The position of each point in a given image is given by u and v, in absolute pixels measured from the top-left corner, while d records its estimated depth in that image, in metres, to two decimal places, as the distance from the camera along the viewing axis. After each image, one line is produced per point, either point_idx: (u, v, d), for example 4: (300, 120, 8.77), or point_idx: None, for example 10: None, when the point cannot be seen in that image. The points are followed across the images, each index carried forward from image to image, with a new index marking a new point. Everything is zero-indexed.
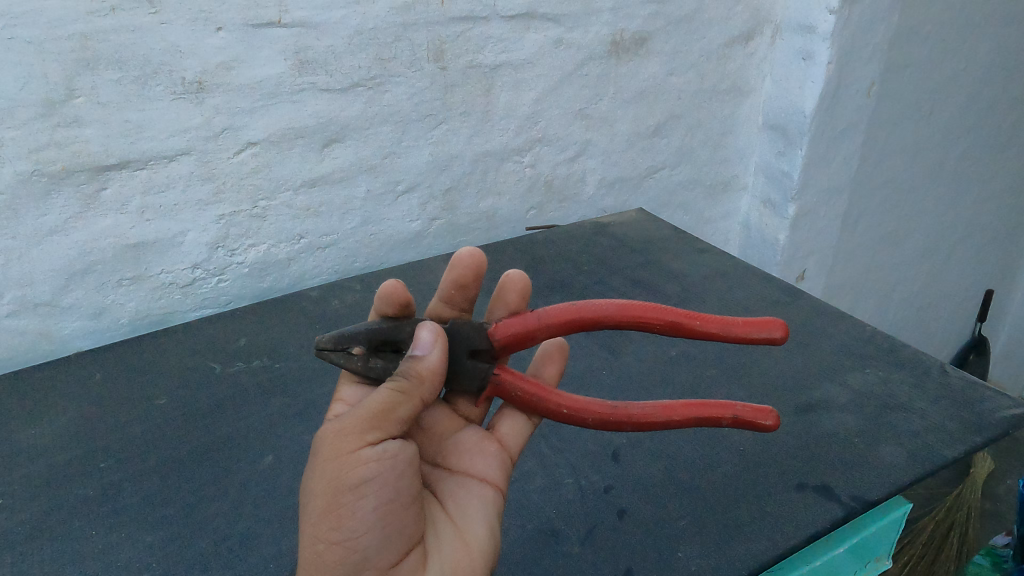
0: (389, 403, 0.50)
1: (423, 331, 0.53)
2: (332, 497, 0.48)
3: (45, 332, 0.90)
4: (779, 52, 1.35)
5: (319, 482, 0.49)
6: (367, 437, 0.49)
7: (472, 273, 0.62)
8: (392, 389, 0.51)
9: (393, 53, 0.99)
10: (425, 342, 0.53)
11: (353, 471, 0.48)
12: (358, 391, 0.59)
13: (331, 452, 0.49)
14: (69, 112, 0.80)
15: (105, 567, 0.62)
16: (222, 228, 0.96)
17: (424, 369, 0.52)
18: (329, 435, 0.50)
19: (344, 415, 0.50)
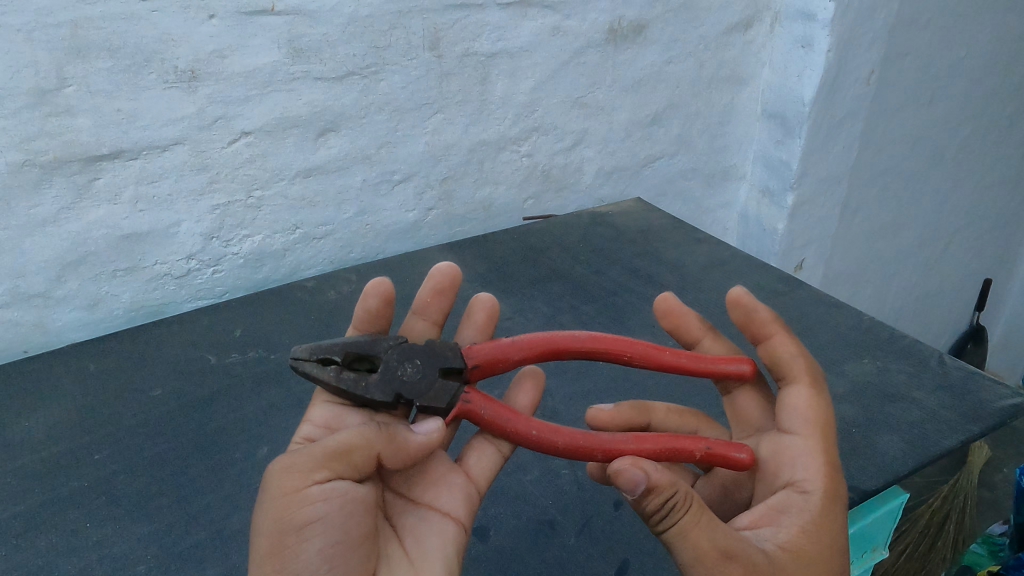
0: (346, 444, 0.50)
1: (430, 423, 0.56)
2: (277, 537, 0.47)
3: (39, 324, 0.89)
4: (779, 40, 1.33)
5: (267, 522, 0.48)
6: (315, 477, 0.49)
7: (449, 282, 0.69)
8: (348, 430, 0.51)
9: (388, 42, 0.98)
10: (427, 427, 0.55)
11: (300, 509, 0.48)
12: (327, 409, 0.59)
13: (279, 491, 0.49)
14: (60, 101, 0.79)
15: (101, 559, 0.62)
16: (216, 219, 0.95)
17: (410, 447, 0.53)
18: (277, 476, 0.49)
19: (292, 454, 0.50)
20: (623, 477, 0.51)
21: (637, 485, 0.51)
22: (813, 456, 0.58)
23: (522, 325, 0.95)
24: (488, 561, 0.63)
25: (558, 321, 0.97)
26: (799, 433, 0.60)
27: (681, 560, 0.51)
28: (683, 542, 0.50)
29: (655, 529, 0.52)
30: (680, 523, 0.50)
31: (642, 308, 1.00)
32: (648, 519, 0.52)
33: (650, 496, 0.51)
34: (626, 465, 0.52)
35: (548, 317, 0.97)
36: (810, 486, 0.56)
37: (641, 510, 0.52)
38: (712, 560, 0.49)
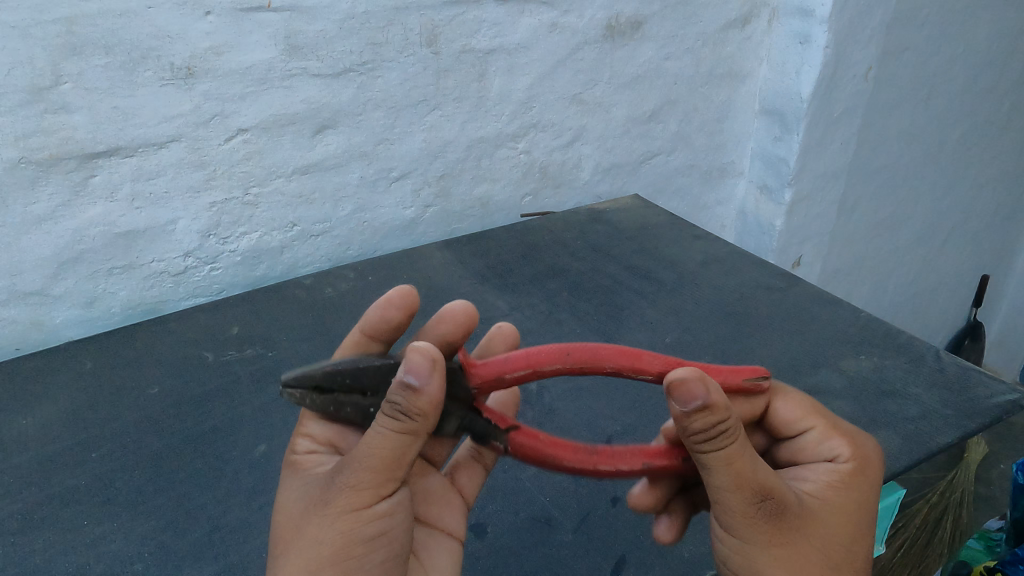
0: (401, 450, 0.47)
1: (417, 355, 0.47)
2: (343, 551, 0.47)
3: (35, 322, 0.89)
4: (776, 36, 1.33)
5: (330, 535, 0.46)
6: (381, 491, 0.48)
7: (462, 327, 0.59)
8: (394, 434, 0.46)
9: (385, 38, 0.97)
10: (421, 368, 0.47)
11: (372, 526, 0.47)
12: (324, 427, 0.55)
13: (346, 506, 0.47)
14: (56, 98, 0.79)
15: (98, 557, 0.62)
16: (213, 216, 0.95)
17: (424, 403, 0.46)
18: (342, 487, 0.47)
19: (354, 468, 0.47)
20: (681, 390, 0.47)
21: (694, 402, 0.46)
22: (829, 432, 0.58)
23: (519, 322, 0.95)
24: (485, 558, 0.63)
25: (555, 317, 0.97)
26: (812, 430, 0.59)
27: (715, 484, 0.49)
28: (727, 469, 0.48)
29: (693, 449, 0.49)
30: (726, 450, 0.48)
31: (640, 305, 1.00)
32: (689, 438, 0.49)
33: (704, 416, 0.47)
34: (686, 377, 0.47)
35: (545, 314, 0.97)
36: (841, 456, 0.57)
37: (683, 427, 0.48)
38: (751, 490, 0.48)
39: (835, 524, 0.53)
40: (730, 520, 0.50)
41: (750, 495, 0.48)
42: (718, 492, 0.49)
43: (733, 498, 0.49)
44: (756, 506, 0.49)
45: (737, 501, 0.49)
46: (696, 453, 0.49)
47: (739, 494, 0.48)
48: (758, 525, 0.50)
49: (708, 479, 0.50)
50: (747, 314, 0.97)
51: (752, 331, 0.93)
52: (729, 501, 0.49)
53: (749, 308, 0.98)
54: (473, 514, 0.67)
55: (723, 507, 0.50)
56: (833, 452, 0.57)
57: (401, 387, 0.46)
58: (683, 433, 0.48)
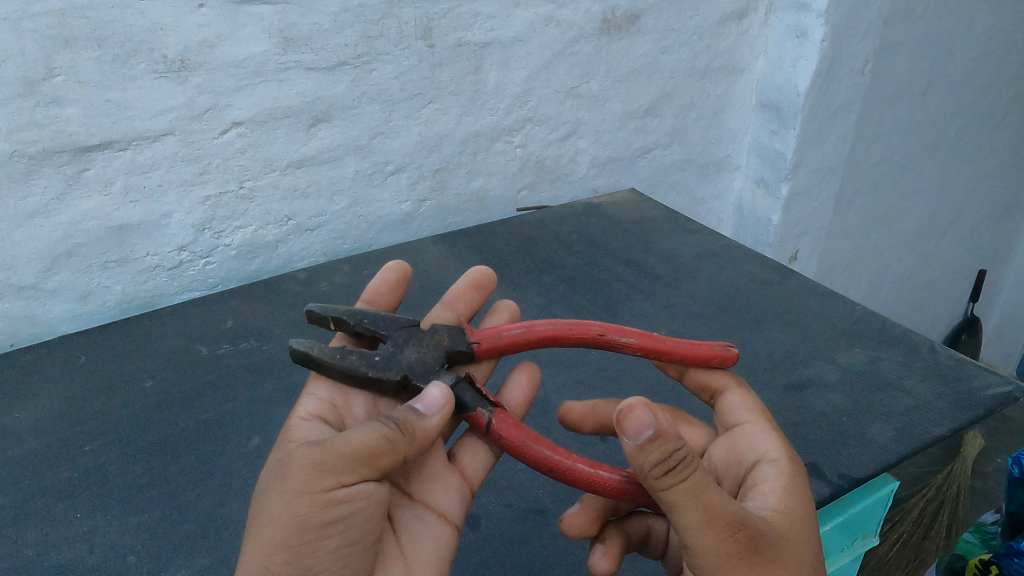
0: (378, 446, 0.50)
1: (433, 391, 0.56)
2: (295, 534, 0.46)
3: (29, 315, 0.89)
4: (773, 30, 1.33)
5: (283, 512, 0.46)
6: (344, 477, 0.48)
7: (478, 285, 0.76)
8: (383, 434, 0.51)
9: (380, 31, 0.97)
10: (432, 403, 0.55)
11: (329, 512, 0.47)
12: (330, 388, 0.62)
13: (304, 485, 0.47)
14: (48, 91, 0.79)
15: (91, 550, 0.62)
16: (208, 210, 0.95)
17: (420, 430, 0.53)
18: (302, 468, 0.48)
19: (319, 449, 0.48)
20: (631, 421, 0.47)
21: (644, 431, 0.47)
22: (767, 432, 0.59)
23: None
24: (478, 549, 0.63)
25: (550, 311, 0.97)
26: (747, 423, 0.60)
27: (684, 525, 0.47)
28: (694, 501, 0.46)
29: (655, 488, 0.48)
30: (690, 481, 0.47)
31: (635, 298, 1.00)
32: (649, 477, 0.48)
33: (658, 445, 0.46)
34: (636, 407, 0.47)
35: (540, 307, 0.97)
36: (772, 454, 0.57)
37: (643, 463, 0.47)
38: (721, 521, 0.46)
39: (804, 541, 0.51)
40: (707, 566, 0.48)
41: (722, 529, 0.46)
42: (688, 533, 0.47)
43: (706, 537, 0.47)
44: (734, 541, 0.47)
45: (709, 537, 0.47)
46: (658, 492, 0.48)
47: (710, 528, 0.47)
48: (734, 563, 0.47)
49: (676, 520, 0.48)
50: (742, 307, 0.97)
51: (747, 324, 0.93)
52: (704, 542, 0.47)
53: (744, 301, 0.98)
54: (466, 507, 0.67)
55: (698, 549, 0.47)
56: (766, 451, 0.57)
57: (407, 409, 0.54)
58: (642, 470, 0.47)
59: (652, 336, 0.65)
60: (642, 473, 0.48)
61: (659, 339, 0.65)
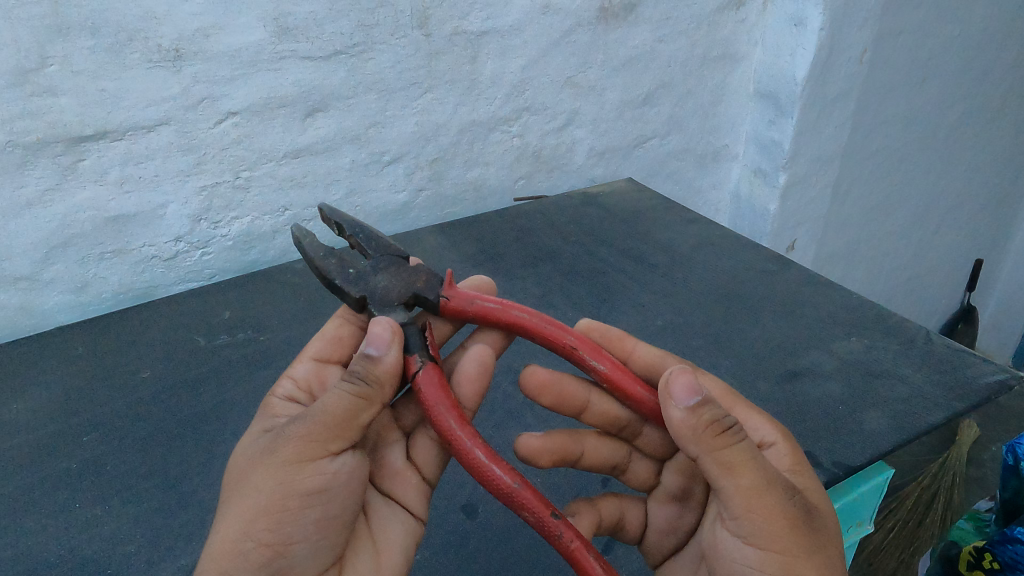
0: (354, 412, 0.51)
1: (378, 328, 0.54)
2: (279, 501, 0.48)
3: (26, 306, 0.89)
4: (771, 18, 1.32)
5: (269, 481, 0.48)
6: (330, 448, 0.50)
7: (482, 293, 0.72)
8: (353, 396, 0.50)
9: (376, 20, 0.96)
10: (381, 343, 0.53)
11: (314, 481, 0.49)
12: (309, 369, 0.63)
13: (290, 456, 0.49)
14: (42, 81, 0.78)
15: (91, 539, 0.62)
16: (204, 201, 0.95)
17: (382, 372, 0.52)
18: (291, 440, 0.49)
19: (306, 420, 0.50)
20: (679, 386, 0.52)
21: (693, 395, 0.51)
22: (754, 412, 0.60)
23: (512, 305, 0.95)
24: (476, 537, 0.64)
25: (548, 301, 0.97)
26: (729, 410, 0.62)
27: (741, 487, 0.50)
28: (750, 460, 0.50)
29: (709, 453, 0.50)
30: (744, 441, 0.50)
31: (633, 288, 1.00)
32: (701, 440, 0.50)
33: (709, 406, 0.51)
34: (684, 375, 0.53)
35: (538, 297, 0.98)
36: (768, 436, 0.58)
37: (695, 424, 0.51)
38: (774, 481, 0.50)
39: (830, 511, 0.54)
40: (764, 532, 0.49)
41: (775, 486, 0.49)
42: (745, 495, 0.49)
43: (764, 495, 0.49)
44: (791, 498, 0.50)
45: (764, 494, 0.49)
46: (709, 453, 0.50)
47: (769, 488, 0.49)
48: (793, 522, 0.49)
49: (731, 483, 0.50)
50: (739, 296, 0.97)
51: (744, 313, 0.93)
52: (761, 501, 0.49)
53: (741, 290, 0.98)
54: (464, 495, 0.68)
55: (759, 512, 0.49)
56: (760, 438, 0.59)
57: (362, 356, 0.52)
58: (696, 432, 0.50)
59: (626, 374, 0.60)
60: (692, 438, 0.51)
61: (632, 377, 0.60)
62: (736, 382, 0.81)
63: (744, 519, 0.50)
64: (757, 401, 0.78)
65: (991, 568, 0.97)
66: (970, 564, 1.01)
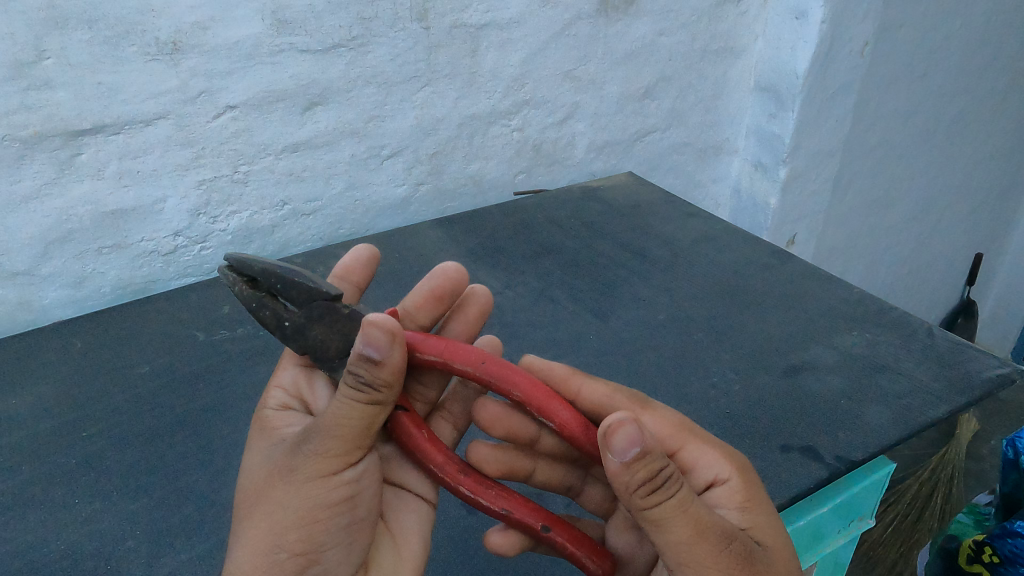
0: (368, 420, 0.49)
1: (376, 330, 0.46)
2: (310, 514, 0.48)
3: (24, 302, 0.89)
4: (771, 11, 1.31)
5: (296, 496, 0.48)
6: (351, 457, 0.49)
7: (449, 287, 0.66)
8: (365, 405, 0.48)
9: (375, 13, 0.96)
10: (380, 342, 0.46)
11: (340, 491, 0.49)
12: (295, 375, 0.60)
13: (313, 470, 0.48)
14: (39, 75, 0.78)
15: (90, 535, 0.62)
16: (202, 194, 0.94)
17: (386, 375, 0.47)
18: (309, 455, 0.48)
19: (320, 435, 0.48)
20: (619, 438, 0.45)
21: (632, 448, 0.45)
22: (710, 444, 0.54)
23: (512, 300, 0.95)
24: (476, 534, 0.63)
25: (548, 295, 0.96)
26: (684, 448, 0.55)
27: (674, 542, 0.45)
28: (682, 517, 0.45)
29: (642, 507, 0.46)
30: (678, 495, 0.45)
31: (633, 282, 0.99)
32: (635, 496, 0.46)
33: (643, 464, 0.45)
34: (623, 424, 0.45)
35: (538, 292, 0.97)
36: (722, 475, 0.53)
37: (628, 482, 0.45)
38: (711, 536, 0.45)
39: (783, 560, 0.50)
40: None
41: (713, 543, 0.45)
42: (678, 551, 0.45)
43: (702, 546, 0.45)
44: (732, 552, 0.45)
45: (699, 552, 0.45)
46: (644, 508, 0.46)
47: (703, 544, 0.45)
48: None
49: (663, 538, 0.46)
50: (740, 291, 0.97)
51: (745, 308, 0.93)
52: (694, 559, 0.45)
53: (742, 285, 0.98)
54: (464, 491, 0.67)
55: (693, 569, 0.45)
56: (712, 475, 0.53)
57: (363, 360, 0.47)
58: (629, 489, 0.45)
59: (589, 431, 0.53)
60: (625, 493, 0.46)
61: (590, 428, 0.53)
62: (736, 378, 0.80)
63: (677, 573, 0.46)
64: (759, 396, 0.77)
65: (991, 562, 0.97)
66: (970, 558, 1.01)
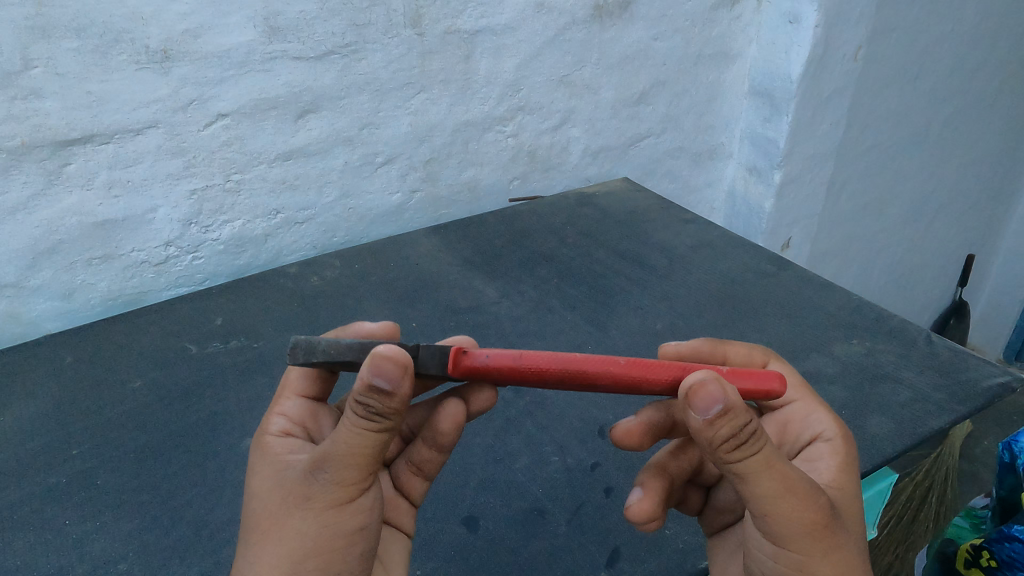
0: (373, 449, 0.46)
1: (388, 359, 0.45)
2: (327, 543, 0.46)
3: (12, 314, 0.87)
4: (765, 16, 1.31)
5: (313, 527, 0.46)
6: (364, 485, 0.48)
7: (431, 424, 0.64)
8: (370, 434, 0.46)
9: (368, 19, 0.95)
10: (391, 374, 0.45)
11: (355, 520, 0.47)
12: (299, 406, 0.56)
13: (332, 499, 0.46)
14: (27, 84, 0.76)
15: (81, 557, 0.61)
16: (194, 204, 0.93)
17: (395, 407, 0.46)
18: (326, 484, 0.46)
19: (333, 462, 0.46)
20: (700, 396, 0.46)
21: (715, 406, 0.45)
22: (822, 410, 0.59)
23: (508, 309, 0.94)
24: (477, 551, 0.62)
25: (545, 304, 0.95)
26: (796, 400, 0.61)
27: (757, 496, 0.47)
28: (770, 474, 0.46)
29: (727, 462, 0.47)
30: (764, 451, 0.46)
31: (631, 290, 0.99)
32: (720, 451, 0.46)
33: (728, 421, 0.45)
34: (706, 381, 0.46)
35: (535, 300, 0.96)
36: (827, 432, 0.58)
37: (714, 440, 0.46)
38: (799, 490, 0.47)
39: (853, 510, 0.53)
40: (808, 551, 0.48)
41: (808, 502, 0.47)
42: (762, 502, 0.47)
43: (794, 500, 0.47)
44: (818, 511, 0.47)
45: (786, 508, 0.47)
46: (735, 466, 0.46)
47: (792, 501, 0.47)
48: (812, 538, 0.47)
49: (749, 489, 0.47)
50: (737, 299, 0.96)
51: (743, 316, 0.93)
52: (781, 513, 0.47)
53: (740, 293, 0.98)
54: (465, 507, 0.66)
55: (776, 519, 0.47)
56: (821, 429, 0.58)
57: (372, 391, 0.44)
58: (714, 445, 0.46)
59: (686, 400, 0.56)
60: (710, 452, 0.47)
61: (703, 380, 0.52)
62: None
63: (759, 519, 0.48)
64: None
65: (989, 566, 0.96)
66: (967, 562, 1.01)
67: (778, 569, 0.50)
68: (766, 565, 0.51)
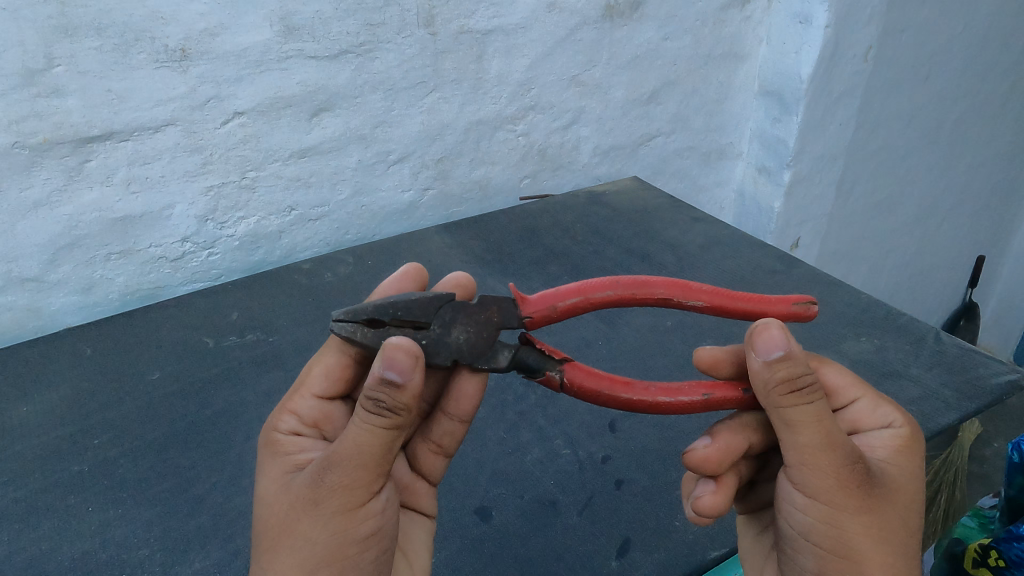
0: (383, 446, 0.47)
1: (398, 352, 0.47)
2: (337, 551, 0.47)
3: (33, 308, 0.89)
4: (775, 16, 1.32)
5: (321, 534, 0.46)
6: (373, 488, 0.48)
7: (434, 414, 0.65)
8: (384, 431, 0.46)
9: (382, 19, 0.96)
10: (402, 366, 0.47)
11: (366, 526, 0.47)
12: (314, 407, 0.57)
13: (340, 505, 0.47)
14: (49, 82, 0.78)
15: (104, 543, 0.62)
16: (210, 200, 0.94)
17: (407, 399, 0.47)
18: (333, 487, 0.46)
19: (343, 464, 0.46)
20: (763, 339, 0.50)
21: (776, 349, 0.49)
22: (883, 402, 0.58)
23: None
24: (491, 541, 0.63)
25: None
26: (860, 398, 0.58)
27: (799, 443, 0.50)
28: (815, 423, 0.49)
29: (778, 406, 0.50)
30: (814, 403, 0.49)
31: None
32: (773, 394, 0.50)
33: (785, 366, 0.49)
34: (771, 326, 0.50)
35: None
36: (896, 422, 0.56)
37: (767, 379, 0.50)
38: (840, 447, 0.49)
39: (912, 493, 0.52)
40: (842, 512, 0.49)
41: (849, 459, 0.49)
42: (803, 450, 0.49)
43: (834, 454, 0.49)
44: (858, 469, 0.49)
45: (826, 460, 0.49)
46: (782, 408, 0.50)
47: (832, 456, 0.49)
48: (848, 498, 0.49)
49: (792, 438, 0.50)
50: None
51: None
52: (819, 464, 0.49)
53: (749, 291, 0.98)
54: (478, 498, 0.67)
55: (813, 470, 0.49)
56: (888, 419, 0.57)
57: (383, 384, 0.46)
58: (767, 386, 0.50)
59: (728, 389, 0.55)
60: (762, 392, 0.51)
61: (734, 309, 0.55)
62: None
63: (797, 469, 0.50)
64: None
65: (997, 565, 0.96)
66: (975, 562, 1.01)
67: (805, 526, 0.51)
68: (794, 523, 0.52)
